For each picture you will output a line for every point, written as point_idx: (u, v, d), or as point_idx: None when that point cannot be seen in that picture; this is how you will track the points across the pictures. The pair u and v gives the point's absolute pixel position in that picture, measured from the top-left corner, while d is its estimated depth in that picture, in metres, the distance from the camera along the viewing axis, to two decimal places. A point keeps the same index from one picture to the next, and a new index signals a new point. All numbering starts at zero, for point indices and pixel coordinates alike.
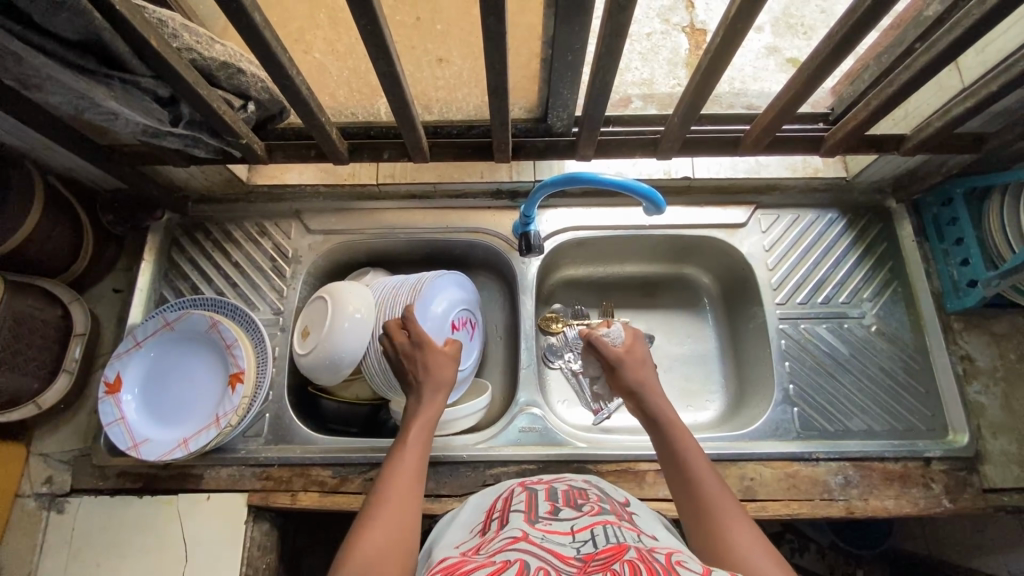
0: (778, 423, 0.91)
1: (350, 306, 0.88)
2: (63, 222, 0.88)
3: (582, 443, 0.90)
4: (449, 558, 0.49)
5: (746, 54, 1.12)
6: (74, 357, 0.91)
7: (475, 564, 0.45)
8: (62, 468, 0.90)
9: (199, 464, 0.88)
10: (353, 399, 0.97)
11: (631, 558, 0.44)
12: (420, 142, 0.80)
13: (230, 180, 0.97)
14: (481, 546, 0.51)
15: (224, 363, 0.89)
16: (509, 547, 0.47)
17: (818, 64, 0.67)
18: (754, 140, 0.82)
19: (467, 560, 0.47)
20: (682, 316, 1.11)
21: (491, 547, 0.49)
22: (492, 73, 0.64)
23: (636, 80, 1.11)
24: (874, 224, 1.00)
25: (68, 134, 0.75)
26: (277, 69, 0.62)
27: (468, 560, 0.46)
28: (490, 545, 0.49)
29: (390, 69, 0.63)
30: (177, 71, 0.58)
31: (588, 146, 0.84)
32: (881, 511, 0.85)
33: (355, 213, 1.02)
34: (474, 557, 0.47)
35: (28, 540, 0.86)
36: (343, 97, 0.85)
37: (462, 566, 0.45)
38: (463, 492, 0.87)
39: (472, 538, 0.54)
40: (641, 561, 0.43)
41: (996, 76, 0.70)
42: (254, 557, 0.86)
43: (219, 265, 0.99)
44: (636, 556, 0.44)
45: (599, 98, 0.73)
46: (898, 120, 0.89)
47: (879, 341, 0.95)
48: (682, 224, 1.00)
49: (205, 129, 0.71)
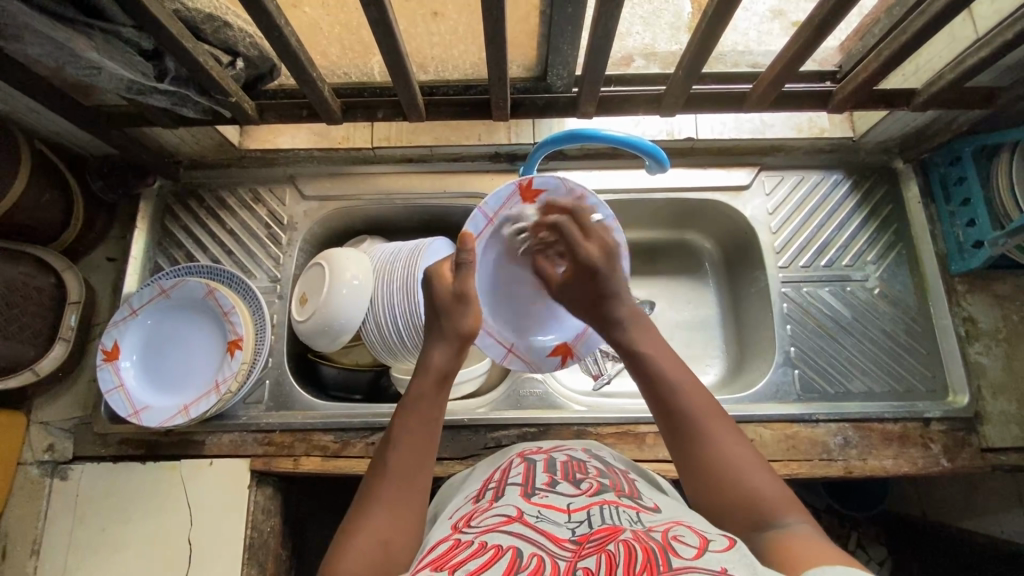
0: (779, 385, 0.91)
1: (347, 273, 0.87)
2: (53, 187, 0.86)
3: (582, 406, 0.91)
4: (440, 540, 0.48)
5: (751, 17, 1.08)
6: (69, 326, 0.89)
7: (465, 547, 0.45)
8: (63, 436, 0.90)
9: (201, 431, 0.89)
10: (352, 364, 0.96)
11: (627, 539, 0.43)
12: (415, 99, 0.78)
13: (222, 144, 0.95)
14: (473, 518, 0.51)
15: (222, 330, 0.88)
16: (502, 529, 0.46)
17: (826, 15, 0.64)
18: (761, 95, 0.80)
19: (457, 543, 0.46)
20: (684, 282, 1.10)
21: (482, 522, 0.49)
22: (490, 23, 0.62)
23: (637, 45, 1.07)
24: (880, 185, 0.99)
25: (52, 93, 0.73)
26: (265, 20, 0.60)
27: (459, 544, 0.45)
28: (482, 523, 0.49)
29: (382, 17, 0.60)
30: (161, 21, 0.55)
31: (589, 103, 0.81)
32: (879, 470, 0.85)
33: (350, 178, 1.00)
34: (464, 538, 0.46)
35: (33, 506, 0.86)
36: (336, 56, 0.82)
37: (453, 550, 0.45)
38: (465, 455, 0.87)
39: (466, 511, 0.54)
40: (636, 541, 0.43)
41: (1011, 24, 0.67)
42: (258, 521, 0.87)
43: (213, 232, 0.98)
44: (632, 536, 0.44)
45: (600, 54, 0.70)
46: (908, 75, 0.87)
47: (882, 304, 0.94)
48: (685, 187, 0.98)
49: (191, 85, 0.69)
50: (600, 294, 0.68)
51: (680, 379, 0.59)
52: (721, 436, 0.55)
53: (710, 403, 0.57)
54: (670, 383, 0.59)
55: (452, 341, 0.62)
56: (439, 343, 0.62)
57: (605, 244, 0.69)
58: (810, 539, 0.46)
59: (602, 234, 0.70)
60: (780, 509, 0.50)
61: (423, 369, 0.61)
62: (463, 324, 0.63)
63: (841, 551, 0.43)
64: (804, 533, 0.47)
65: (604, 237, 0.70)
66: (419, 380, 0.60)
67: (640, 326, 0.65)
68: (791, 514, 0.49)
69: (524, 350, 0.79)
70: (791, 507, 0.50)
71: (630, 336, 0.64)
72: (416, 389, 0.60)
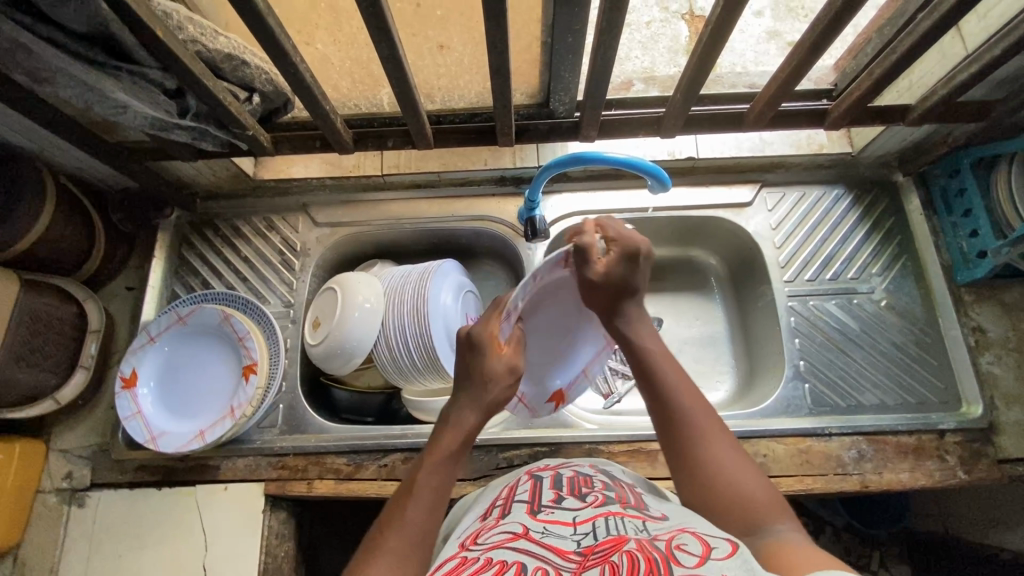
0: (790, 400, 0.91)
1: (360, 296, 0.89)
2: (75, 220, 0.89)
3: (593, 425, 0.92)
4: (447, 557, 0.48)
5: (747, 39, 1.11)
6: (90, 353, 0.92)
7: (472, 563, 0.45)
8: (81, 463, 0.91)
9: (215, 456, 0.89)
10: (365, 387, 0.98)
11: (630, 549, 0.43)
12: (424, 128, 0.80)
13: (237, 175, 0.98)
14: (479, 536, 0.51)
15: (236, 355, 0.90)
16: (507, 545, 0.47)
17: (817, 36, 0.66)
18: (758, 114, 0.82)
19: (464, 560, 0.46)
20: (691, 298, 1.11)
21: (488, 540, 0.49)
22: (494, 54, 0.65)
23: (637, 69, 1.10)
24: (881, 199, 1.00)
25: (78, 131, 0.76)
26: (281, 57, 0.63)
27: (465, 560, 0.46)
28: (488, 540, 0.49)
29: (392, 52, 0.63)
30: (183, 61, 0.59)
31: (590, 128, 0.84)
32: (896, 484, 0.84)
33: (361, 205, 1.03)
34: (469, 555, 0.47)
35: (51, 533, 0.87)
36: (346, 89, 0.86)
37: (460, 566, 0.45)
38: (478, 476, 0.87)
39: (473, 530, 0.54)
40: (639, 551, 0.43)
41: (1000, 39, 0.69)
42: (273, 545, 0.87)
43: (228, 260, 1.00)
44: (635, 546, 0.44)
45: (600, 81, 0.73)
46: (902, 91, 0.89)
47: (889, 316, 0.95)
48: (688, 205, 1.00)
49: (210, 121, 0.72)
50: (624, 287, 0.66)
51: (677, 379, 0.61)
52: (715, 439, 0.57)
53: (705, 406, 0.59)
54: (669, 385, 0.60)
55: (475, 403, 0.61)
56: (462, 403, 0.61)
57: (641, 246, 0.66)
58: (796, 539, 0.48)
59: (641, 237, 0.68)
60: (767, 514, 0.51)
61: (447, 425, 0.60)
62: (495, 396, 0.61)
63: (835, 560, 0.44)
64: (791, 539, 0.48)
65: (642, 238, 0.67)
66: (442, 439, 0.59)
67: (644, 323, 0.66)
68: (782, 521, 0.51)
69: (539, 399, 0.82)
70: (781, 514, 0.51)
71: (640, 336, 0.65)
72: (443, 442, 0.59)
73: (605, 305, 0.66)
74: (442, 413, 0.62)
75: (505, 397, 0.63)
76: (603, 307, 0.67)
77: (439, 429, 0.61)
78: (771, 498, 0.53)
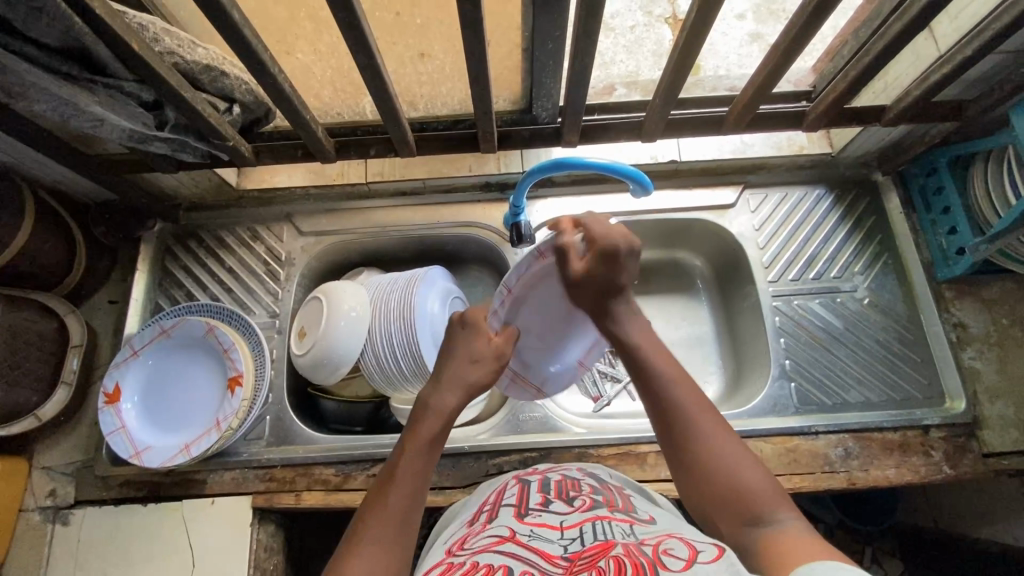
0: (777, 399, 0.91)
1: (345, 304, 0.88)
2: (55, 234, 0.89)
3: (582, 429, 0.91)
4: (434, 560, 0.48)
5: (730, 41, 1.13)
6: (71, 369, 0.91)
7: (458, 569, 0.45)
8: (65, 480, 0.90)
9: (202, 469, 0.89)
10: (353, 397, 0.97)
11: (617, 554, 0.43)
12: (405, 135, 0.80)
13: (220, 186, 0.97)
14: (467, 541, 0.51)
15: (222, 367, 0.89)
16: (494, 549, 0.47)
17: (792, 39, 0.67)
18: (737, 117, 0.83)
19: (450, 565, 0.46)
20: (678, 299, 1.12)
21: (474, 545, 0.49)
22: (474, 62, 0.65)
23: (621, 73, 1.11)
24: (862, 198, 1.01)
25: (54, 144, 0.76)
26: (260, 68, 0.63)
27: (452, 563, 0.46)
28: (476, 545, 0.49)
29: (371, 62, 0.63)
30: (160, 74, 0.59)
31: (573, 132, 0.84)
32: (883, 481, 0.85)
33: (345, 214, 1.02)
34: (457, 559, 0.47)
35: (35, 553, 0.86)
36: (328, 98, 0.88)
37: (446, 572, 0.45)
38: (467, 483, 0.87)
39: (460, 535, 0.54)
40: (626, 556, 0.43)
41: (969, 40, 0.70)
42: (261, 559, 0.86)
43: (213, 271, 1.00)
44: (622, 552, 0.44)
45: (581, 86, 0.73)
46: (879, 92, 0.91)
47: (873, 314, 0.96)
48: (672, 207, 1.01)
49: (191, 133, 0.72)
50: (606, 288, 0.63)
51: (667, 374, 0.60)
52: (712, 433, 0.56)
53: (698, 398, 0.59)
54: (660, 376, 0.60)
55: (457, 384, 0.63)
56: (445, 384, 0.63)
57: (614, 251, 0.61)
58: (798, 534, 0.48)
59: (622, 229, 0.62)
60: (772, 504, 0.51)
61: (426, 411, 0.61)
62: (475, 379, 0.64)
63: (829, 549, 0.44)
64: (793, 530, 0.49)
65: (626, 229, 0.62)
66: (422, 421, 0.60)
67: (634, 321, 0.64)
68: (781, 509, 0.51)
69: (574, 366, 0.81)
70: (780, 502, 0.51)
71: (627, 333, 0.63)
72: (422, 428, 0.60)
73: (593, 303, 0.64)
74: (421, 397, 0.63)
75: (489, 380, 0.65)
76: (591, 306, 0.64)
77: (417, 415, 0.61)
78: (769, 489, 0.52)
